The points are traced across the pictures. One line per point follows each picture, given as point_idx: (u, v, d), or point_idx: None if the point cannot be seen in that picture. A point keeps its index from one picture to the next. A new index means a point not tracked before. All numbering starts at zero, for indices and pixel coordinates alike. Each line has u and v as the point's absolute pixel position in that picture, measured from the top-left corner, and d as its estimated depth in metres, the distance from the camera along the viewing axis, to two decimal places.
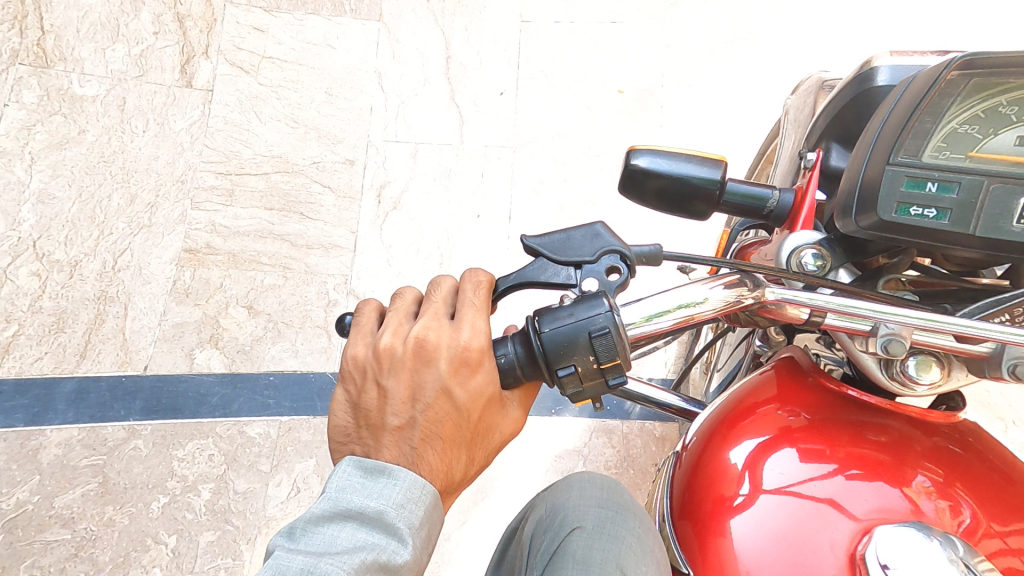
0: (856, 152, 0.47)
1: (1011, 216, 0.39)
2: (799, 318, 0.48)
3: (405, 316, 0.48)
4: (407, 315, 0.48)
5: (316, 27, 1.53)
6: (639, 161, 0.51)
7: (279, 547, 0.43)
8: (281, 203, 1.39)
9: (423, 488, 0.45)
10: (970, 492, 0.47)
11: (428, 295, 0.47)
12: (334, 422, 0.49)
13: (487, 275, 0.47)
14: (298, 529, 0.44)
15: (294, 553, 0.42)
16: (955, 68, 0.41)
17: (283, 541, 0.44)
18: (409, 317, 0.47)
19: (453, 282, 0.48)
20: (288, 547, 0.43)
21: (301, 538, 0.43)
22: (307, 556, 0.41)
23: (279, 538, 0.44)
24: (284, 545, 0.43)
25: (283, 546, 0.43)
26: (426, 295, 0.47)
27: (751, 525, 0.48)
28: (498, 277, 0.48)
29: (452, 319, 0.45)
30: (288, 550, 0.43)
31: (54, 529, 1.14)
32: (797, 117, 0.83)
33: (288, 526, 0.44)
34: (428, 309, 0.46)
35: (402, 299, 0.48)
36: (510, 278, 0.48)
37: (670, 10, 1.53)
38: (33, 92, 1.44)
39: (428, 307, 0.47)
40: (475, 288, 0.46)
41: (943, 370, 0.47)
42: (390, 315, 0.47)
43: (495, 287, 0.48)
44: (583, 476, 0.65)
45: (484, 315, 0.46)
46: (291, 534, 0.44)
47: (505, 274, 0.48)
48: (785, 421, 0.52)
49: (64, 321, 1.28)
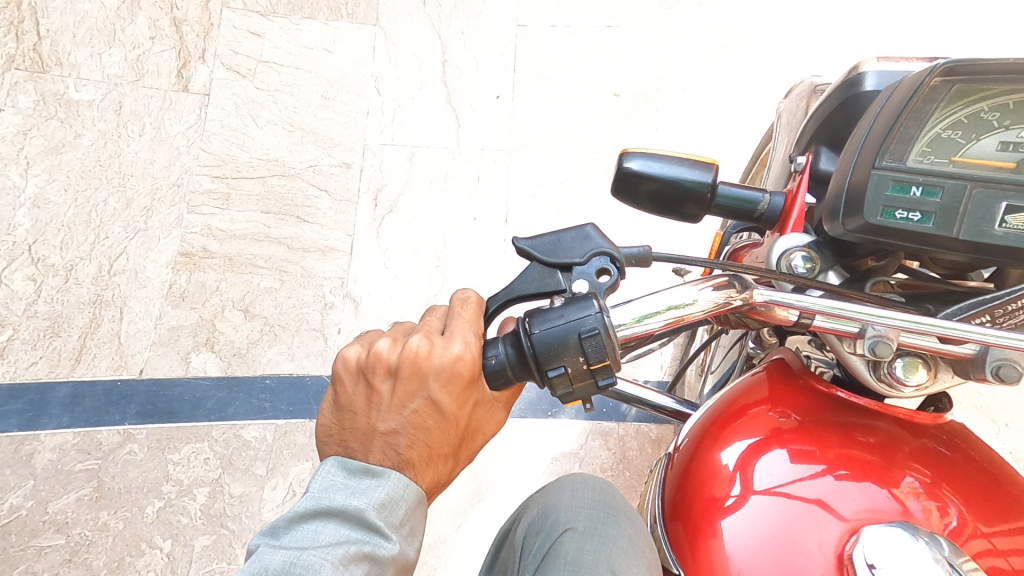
0: (843, 156, 0.47)
1: (994, 220, 0.40)
2: (788, 320, 0.49)
3: (401, 330, 0.48)
4: (403, 329, 0.48)
5: (313, 31, 1.54)
6: (631, 164, 0.52)
7: (262, 544, 0.44)
8: (277, 206, 1.39)
9: (408, 488, 0.46)
10: (957, 493, 0.48)
11: (425, 316, 0.49)
12: (320, 422, 0.49)
13: (476, 296, 0.49)
14: (281, 528, 0.45)
15: (277, 549, 0.43)
16: (938, 74, 0.41)
17: (267, 540, 0.45)
18: (405, 332, 0.48)
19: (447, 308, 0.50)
20: (272, 543, 0.44)
21: (284, 535, 0.44)
22: (290, 551, 0.42)
23: (263, 536, 0.45)
24: (268, 542, 0.44)
25: (267, 544, 0.44)
26: (424, 317, 0.48)
27: (742, 526, 0.48)
28: (488, 300, 0.49)
29: (445, 332, 0.46)
30: (271, 547, 0.44)
31: (49, 534, 1.14)
32: (789, 121, 0.84)
33: (270, 524, 0.45)
34: (423, 326, 0.47)
35: (400, 324, 0.50)
36: (500, 297, 0.48)
37: (667, 14, 1.53)
38: (30, 97, 1.44)
39: (423, 324, 0.47)
40: (464, 306, 0.48)
41: (930, 371, 0.48)
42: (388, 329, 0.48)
43: (484, 308, 0.49)
44: (575, 478, 0.65)
45: (475, 331, 0.46)
46: (274, 533, 0.45)
47: (493, 295, 0.48)
48: (775, 422, 0.53)
49: (59, 325, 1.28)
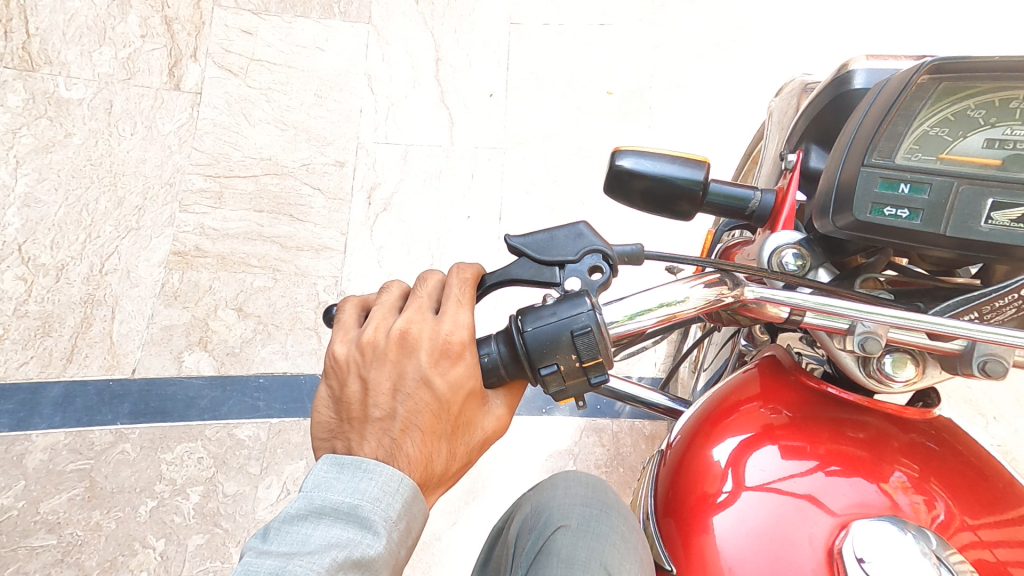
0: (833, 154, 0.47)
1: (979, 217, 0.40)
2: (779, 317, 0.49)
3: (390, 310, 0.48)
4: (392, 309, 0.48)
5: (306, 29, 1.53)
6: (624, 162, 0.52)
7: (252, 549, 0.44)
8: (271, 205, 1.39)
9: (401, 482, 0.45)
10: (944, 487, 0.48)
11: (414, 290, 0.48)
12: (317, 419, 0.49)
13: (473, 271, 0.48)
14: (272, 530, 0.44)
15: (266, 555, 0.42)
16: (925, 72, 0.42)
17: (257, 543, 0.44)
18: (394, 311, 0.48)
19: (440, 278, 0.49)
20: (260, 548, 0.43)
21: (274, 539, 0.43)
22: (277, 559, 0.42)
23: (254, 539, 0.44)
24: (258, 546, 0.44)
25: (256, 548, 0.43)
26: (413, 290, 0.48)
27: (734, 521, 0.48)
28: (484, 273, 0.49)
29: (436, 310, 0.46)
30: (261, 552, 0.43)
31: (40, 534, 1.14)
32: (780, 119, 0.84)
33: (262, 527, 0.45)
34: (414, 302, 0.47)
35: (388, 293, 0.49)
36: (494, 275, 0.48)
37: (660, 12, 1.54)
38: (19, 96, 1.43)
39: (413, 301, 0.47)
40: (456, 283, 0.47)
41: (918, 366, 0.48)
42: (375, 309, 0.47)
43: (480, 282, 0.48)
44: (568, 475, 0.65)
45: (467, 309, 0.46)
46: (265, 536, 0.44)
47: (491, 270, 0.48)
48: (767, 419, 0.53)
49: (50, 324, 1.27)
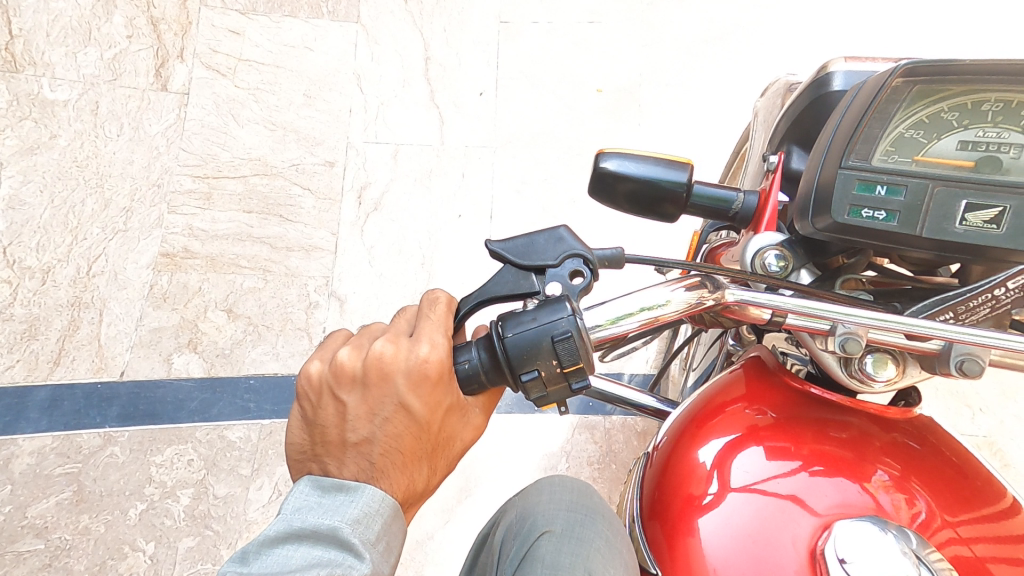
0: (812, 155, 0.47)
1: (954, 218, 0.41)
2: (761, 319, 0.49)
3: (367, 337, 0.48)
4: (369, 336, 0.48)
5: (294, 29, 1.53)
6: (607, 164, 0.52)
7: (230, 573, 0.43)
8: (260, 206, 1.38)
9: (383, 502, 0.45)
10: (925, 486, 0.49)
11: (394, 319, 0.49)
12: (292, 440, 0.49)
13: (446, 295, 0.48)
14: (251, 553, 0.43)
15: None
16: (900, 75, 0.43)
17: (234, 568, 0.43)
18: (371, 338, 0.48)
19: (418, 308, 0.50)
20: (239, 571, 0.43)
21: (254, 562, 0.43)
22: None
23: (231, 563, 0.43)
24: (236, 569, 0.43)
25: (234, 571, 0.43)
26: (391, 320, 0.49)
27: (719, 523, 0.49)
28: (459, 301, 0.49)
29: (413, 334, 0.46)
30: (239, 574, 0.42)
31: (28, 539, 1.14)
32: (765, 119, 0.84)
33: (239, 551, 0.44)
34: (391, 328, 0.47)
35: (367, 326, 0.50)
36: (473, 297, 0.48)
37: (649, 10, 1.54)
38: (3, 97, 1.43)
39: (391, 327, 0.47)
40: (433, 307, 0.47)
41: (899, 366, 0.49)
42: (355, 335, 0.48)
43: (457, 308, 0.48)
44: (553, 481, 0.65)
45: (443, 331, 0.46)
46: (243, 559, 0.43)
47: (466, 294, 0.48)
48: (752, 420, 0.54)
49: (37, 328, 1.27)
